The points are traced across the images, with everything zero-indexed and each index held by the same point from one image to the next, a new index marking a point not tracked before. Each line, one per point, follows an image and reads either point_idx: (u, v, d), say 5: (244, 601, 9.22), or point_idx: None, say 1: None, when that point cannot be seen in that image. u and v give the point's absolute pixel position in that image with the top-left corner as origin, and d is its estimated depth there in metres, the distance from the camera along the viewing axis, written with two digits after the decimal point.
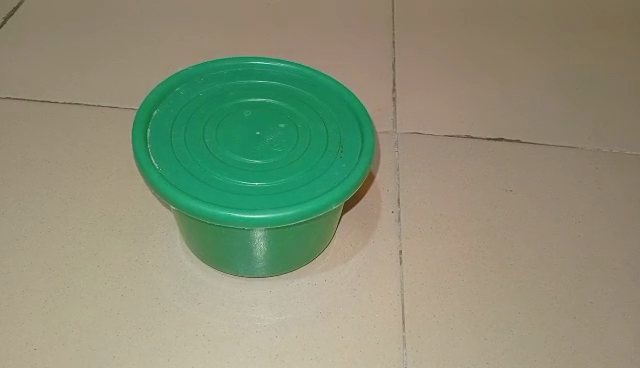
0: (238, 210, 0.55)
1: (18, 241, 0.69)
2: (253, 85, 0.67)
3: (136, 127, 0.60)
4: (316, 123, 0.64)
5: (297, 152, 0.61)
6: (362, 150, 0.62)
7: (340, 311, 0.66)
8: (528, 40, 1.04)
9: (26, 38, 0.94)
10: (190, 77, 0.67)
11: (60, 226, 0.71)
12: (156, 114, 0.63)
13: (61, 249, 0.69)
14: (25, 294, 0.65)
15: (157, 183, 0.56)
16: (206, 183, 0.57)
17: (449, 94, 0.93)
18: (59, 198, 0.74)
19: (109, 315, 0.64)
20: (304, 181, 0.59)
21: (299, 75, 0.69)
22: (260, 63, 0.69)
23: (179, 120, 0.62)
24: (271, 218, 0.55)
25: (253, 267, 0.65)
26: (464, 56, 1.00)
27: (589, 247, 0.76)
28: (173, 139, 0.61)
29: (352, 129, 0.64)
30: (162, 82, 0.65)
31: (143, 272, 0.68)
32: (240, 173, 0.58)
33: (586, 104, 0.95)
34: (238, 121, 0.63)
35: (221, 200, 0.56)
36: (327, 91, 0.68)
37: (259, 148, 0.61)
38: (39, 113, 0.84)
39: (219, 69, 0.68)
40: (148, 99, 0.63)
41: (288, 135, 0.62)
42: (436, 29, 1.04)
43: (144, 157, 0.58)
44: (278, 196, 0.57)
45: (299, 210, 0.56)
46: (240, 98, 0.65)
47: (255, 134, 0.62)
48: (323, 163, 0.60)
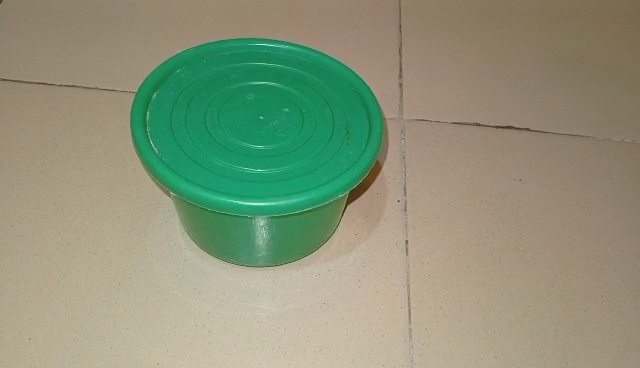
0: (241, 198, 0.53)
1: (14, 226, 0.67)
2: (256, 68, 0.64)
3: (135, 110, 0.58)
4: (322, 108, 0.62)
5: (302, 137, 0.59)
6: (369, 137, 0.59)
7: (345, 302, 0.64)
8: (538, 26, 1.02)
9: (23, 18, 0.92)
10: (192, 58, 0.64)
11: (57, 212, 0.69)
12: (156, 97, 0.61)
13: (57, 235, 0.67)
14: (20, 282, 0.63)
15: (156, 168, 0.54)
16: (207, 169, 0.55)
17: (456, 81, 0.91)
18: (56, 183, 0.72)
19: (107, 305, 0.62)
20: (310, 168, 0.56)
21: (304, 58, 0.67)
22: (263, 45, 0.67)
23: (180, 102, 0.60)
24: (275, 206, 0.53)
25: (255, 256, 0.63)
26: (472, 42, 0.97)
27: (600, 239, 0.74)
28: (174, 123, 0.58)
29: (359, 114, 0.62)
30: (162, 64, 0.63)
31: (142, 260, 0.66)
32: (244, 159, 0.56)
33: (597, 92, 0.92)
34: (240, 105, 0.61)
35: (223, 186, 0.54)
36: (333, 74, 0.65)
37: (263, 132, 0.59)
38: (36, 96, 0.82)
39: (220, 51, 0.66)
40: (147, 82, 0.61)
41: (293, 120, 0.60)
42: (444, 13, 1.02)
43: (143, 141, 0.55)
44: (282, 183, 0.55)
45: (305, 198, 0.54)
46: (243, 80, 0.63)
47: (258, 118, 0.60)
48: (329, 149, 0.58)
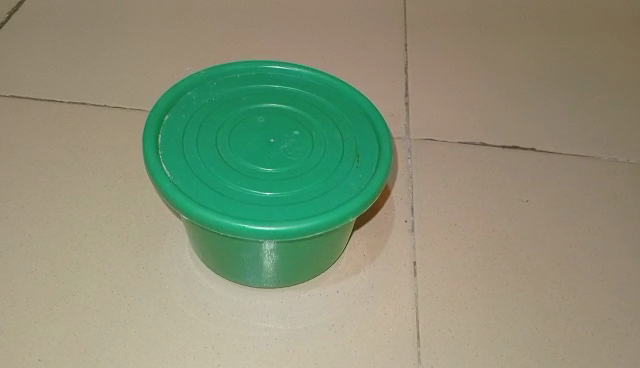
0: (252, 222, 0.53)
1: (22, 245, 0.68)
2: (267, 90, 0.65)
3: (147, 132, 0.59)
4: (331, 131, 0.62)
5: (312, 161, 0.59)
6: (379, 160, 0.60)
7: (353, 324, 0.64)
8: (543, 45, 1.03)
9: (31, 35, 0.93)
10: (203, 81, 0.65)
11: (65, 231, 0.69)
12: (168, 119, 0.61)
13: (66, 255, 0.67)
14: (29, 302, 0.63)
15: (168, 191, 0.54)
16: (219, 192, 0.55)
17: (461, 100, 0.91)
18: (65, 202, 0.72)
19: (116, 326, 0.62)
20: (320, 192, 0.57)
21: (314, 81, 0.67)
22: (274, 68, 0.67)
23: (192, 124, 0.61)
24: (286, 230, 0.53)
25: (264, 278, 0.64)
26: (478, 62, 0.98)
27: (607, 262, 0.74)
28: (185, 145, 0.59)
29: (369, 137, 0.62)
30: (174, 86, 0.64)
31: (151, 280, 0.66)
32: (255, 182, 0.57)
33: (602, 112, 0.93)
34: (251, 127, 0.61)
35: (235, 210, 0.54)
36: (342, 97, 0.66)
37: (273, 155, 0.59)
38: (44, 113, 0.82)
39: (231, 73, 0.66)
40: (160, 104, 0.62)
41: (303, 143, 0.61)
42: (449, 31, 1.02)
43: (155, 164, 0.56)
44: (293, 206, 0.55)
45: (315, 222, 0.54)
46: (254, 103, 0.63)
47: (268, 141, 0.60)
48: (339, 173, 0.59)
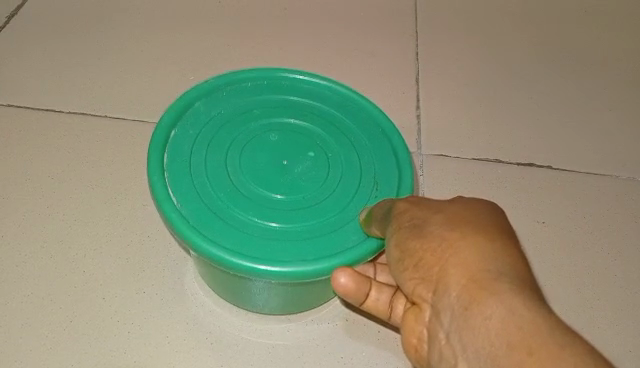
0: (265, 262, 0.51)
1: (19, 266, 0.65)
2: (279, 102, 0.63)
3: (152, 153, 0.56)
4: (349, 153, 0.60)
5: (328, 188, 0.57)
6: (399, 189, 0.58)
7: (364, 357, 0.63)
8: (561, 55, 0.99)
9: (29, 36, 0.89)
10: (212, 90, 0.62)
11: (63, 250, 0.67)
12: (174, 135, 0.59)
13: (64, 276, 0.65)
14: (26, 328, 0.61)
15: (175, 223, 0.52)
16: (229, 226, 0.54)
17: (475, 113, 0.88)
18: (63, 219, 0.69)
19: (115, 356, 0.60)
20: (336, 227, 0.55)
21: (329, 91, 0.64)
22: (287, 76, 0.65)
23: (200, 144, 0.58)
24: (299, 272, 0.52)
25: (269, 308, 0.62)
26: (493, 72, 0.95)
27: (626, 289, 0.72)
28: (193, 168, 0.57)
29: (389, 162, 0.60)
30: (182, 96, 0.61)
31: (151, 306, 0.64)
32: (268, 213, 0.55)
33: (620, 127, 0.90)
34: (264, 147, 0.59)
35: (246, 247, 0.53)
36: (359, 110, 0.63)
37: (287, 180, 0.57)
38: (42, 124, 0.79)
39: (241, 80, 0.64)
40: (166, 117, 0.59)
41: (318, 166, 0.59)
42: (463, 37, 0.99)
43: (161, 192, 0.54)
44: (307, 244, 0.54)
45: (331, 264, 0.52)
46: (266, 118, 0.61)
47: (282, 163, 0.58)
48: (356, 204, 0.57)
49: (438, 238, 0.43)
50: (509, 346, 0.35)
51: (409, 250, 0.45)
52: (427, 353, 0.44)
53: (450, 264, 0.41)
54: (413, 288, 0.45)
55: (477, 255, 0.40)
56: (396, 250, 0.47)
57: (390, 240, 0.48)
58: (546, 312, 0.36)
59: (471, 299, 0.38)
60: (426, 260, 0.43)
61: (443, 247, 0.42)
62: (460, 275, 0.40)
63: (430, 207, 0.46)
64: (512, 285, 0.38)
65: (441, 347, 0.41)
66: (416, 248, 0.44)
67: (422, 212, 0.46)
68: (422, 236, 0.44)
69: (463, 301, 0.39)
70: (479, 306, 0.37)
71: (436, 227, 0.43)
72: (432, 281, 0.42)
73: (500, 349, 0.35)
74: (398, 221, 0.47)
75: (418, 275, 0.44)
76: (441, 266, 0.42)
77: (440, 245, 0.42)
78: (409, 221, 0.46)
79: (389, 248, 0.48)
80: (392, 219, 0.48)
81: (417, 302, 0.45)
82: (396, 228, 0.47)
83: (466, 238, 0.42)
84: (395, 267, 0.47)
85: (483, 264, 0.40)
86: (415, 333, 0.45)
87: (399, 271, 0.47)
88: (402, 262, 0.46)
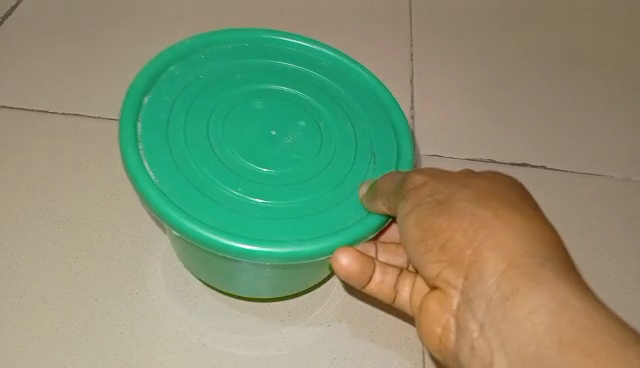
0: (259, 245, 0.65)
1: (70, 263, 0.78)
2: (255, 68, 0.82)
3: (125, 126, 0.71)
4: (343, 122, 0.79)
5: (320, 159, 0.75)
6: (400, 156, 0.77)
7: (344, 354, 0.76)
8: (533, 68, 1.11)
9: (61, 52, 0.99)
10: (189, 53, 0.81)
11: (106, 252, 0.80)
12: (153, 107, 0.75)
13: (108, 275, 0.78)
14: (79, 316, 0.74)
15: (154, 197, 0.66)
16: (215, 202, 0.69)
17: (466, 129, 1.00)
18: (105, 225, 0.82)
19: (152, 343, 0.74)
20: (319, 193, 0.72)
21: (306, 55, 0.85)
22: (270, 43, 0.85)
23: (188, 125, 0.74)
24: (285, 253, 0.66)
25: (260, 290, 0.75)
26: (482, 91, 1.06)
27: (594, 281, 0.86)
28: (175, 149, 0.72)
29: (387, 133, 0.79)
30: (160, 63, 0.79)
31: (179, 303, 0.78)
32: (253, 185, 0.71)
33: (595, 142, 1.03)
34: (250, 112, 0.77)
35: (231, 226, 0.67)
36: (332, 67, 0.85)
37: (277, 151, 0.74)
38: (82, 136, 0.90)
39: (219, 43, 0.83)
40: (140, 86, 0.75)
41: (308, 133, 0.77)
42: (456, 58, 1.09)
43: (137, 167, 0.68)
44: (297, 220, 0.69)
45: (325, 243, 0.67)
46: (246, 83, 0.80)
47: (272, 133, 0.76)
48: (353, 173, 0.75)
49: (467, 218, 0.49)
50: (561, 343, 0.40)
51: (433, 227, 0.51)
52: (454, 341, 0.52)
53: (484, 249, 0.47)
54: (437, 273, 0.52)
55: (511, 239, 0.46)
56: (419, 228, 0.53)
57: (409, 218, 0.54)
58: (591, 305, 0.42)
59: (512, 289, 0.44)
60: (454, 242, 0.49)
61: (476, 229, 0.48)
62: (498, 259, 0.46)
63: (446, 185, 0.53)
64: (555, 274, 0.44)
65: (476, 338, 0.48)
66: (444, 227, 0.50)
67: (444, 188, 0.52)
68: (449, 216, 0.50)
69: (501, 288, 0.45)
70: (524, 299, 0.43)
71: (463, 205, 0.50)
72: (463, 265, 0.49)
73: (547, 341, 0.41)
74: (418, 197, 0.53)
75: (445, 257, 0.50)
76: (473, 249, 0.48)
77: (469, 226, 0.48)
78: (431, 199, 0.53)
79: (408, 223, 0.54)
80: (412, 196, 0.54)
81: (443, 288, 0.52)
82: (417, 205, 0.53)
83: (498, 223, 0.48)
84: (415, 243, 0.54)
85: (513, 249, 0.46)
86: (440, 322, 0.53)
87: (422, 252, 0.53)
88: (426, 240, 0.52)
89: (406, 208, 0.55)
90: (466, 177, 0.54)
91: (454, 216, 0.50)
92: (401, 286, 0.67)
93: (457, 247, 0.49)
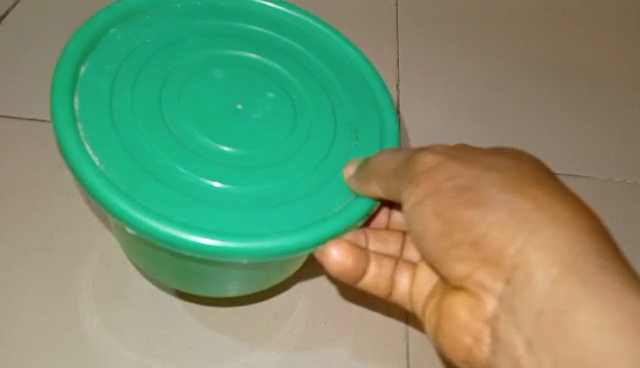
0: (233, 241, 0.54)
1: (42, 271, 0.75)
2: (211, 30, 0.70)
3: (58, 105, 0.59)
4: (318, 93, 0.68)
5: (295, 136, 0.64)
6: (385, 134, 0.67)
7: (331, 350, 0.76)
8: (513, 54, 1.08)
9: (29, 39, 0.92)
10: (131, 14, 0.68)
11: (80, 259, 0.77)
12: (89, 78, 0.62)
13: (83, 283, 0.76)
14: (53, 327, 0.72)
15: (100, 190, 0.55)
16: (174, 192, 0.57)
17: (458, 119, 0.98)
18: (79, 231, 0.79)
19: (133, 351, 0.73)
20: (296, 176, 0.61)
21: (273, 17, 0.73)
22: (224, 0, 0.72)
23: (136, 97, 0.62)
24: (264, 249, 0.55)
25: (231, 289, 0.66)
26: (472, 77, 1.03)
27: None
28: (122, 127, 0.60)
29: (370, 107, 0.69)
30: (95, 26, 0.65)
31: (158, 312, 0.76)
32: (219, 168, 0.60)
33: (588, 130, 1.02)
34: (211, 81, 0.65)
35: (196, 222, 0.56)
36: (302, 30, 0.73)
37: (245, 129, 0.63)
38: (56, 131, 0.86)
39: (166, 0, 0.70)
40: (73, 54, 0.62)
41: (279, 105, 0.65)
42: (445, 40, 1.06)
43: (77, 154, 0.56)
44: (273, 210, 0.59)
45: (310, 236, 0.56)
46: (202, 48, 0.67)
47: (237, 106, 0.64)
48: (334, 154, 0.64)
49: (499, 212, 0.45)
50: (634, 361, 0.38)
51: (460, 220, 0.46)
52: (490, 350, 0.49)
53: (527, 246, 0.44)
54: (466, 272, 0.48)
55: (559, 232, 0.43)
56: (438, 220, 0.48)
57: (423, 207, 0.49)
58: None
59: (566, 295, 0.42)
60: (487, 241, 0.45)
61: (518, 222, 0.44)
62: (547, 258, 0.43)
63: (465, 168, 0.47)
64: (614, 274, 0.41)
65: (519, 351, 0.45)
66: (472, 222, 0.46)
67: (465, 171, 0.47)
68: (477, 209, 0.46)
69: (554, 298, 0.42)
70: (572, 305, 0.41)
71: (492, 196, 0.45)
72: (504, 266, 0.45)
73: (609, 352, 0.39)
74: (435, 182, 0.48)
75: (477, 254, 0.47)
76: (516, 246, 0.44)
77: (502, 222, 0.44)
78: (449, 186, 0.47)
79: (421, 213, 0.49)
80: (424, 182, 0.48)
81: (473, 291, 0.48)
82: (432, 194, 0.48)
83: (540, 209, 0.44)
84: (435, 236, 0.49)
85: (560, 253, 0.42)
86: (471, 332, 0.50)
87: (443, 248, 0.49)
88: (447, 233, 0.48)
89: (418, 194, 0.49)
90: (481, 154, 0.49)
91: (483, 210, 0.45)
92: (399, 277, 0.61)
93: (491, 245, 0.45)
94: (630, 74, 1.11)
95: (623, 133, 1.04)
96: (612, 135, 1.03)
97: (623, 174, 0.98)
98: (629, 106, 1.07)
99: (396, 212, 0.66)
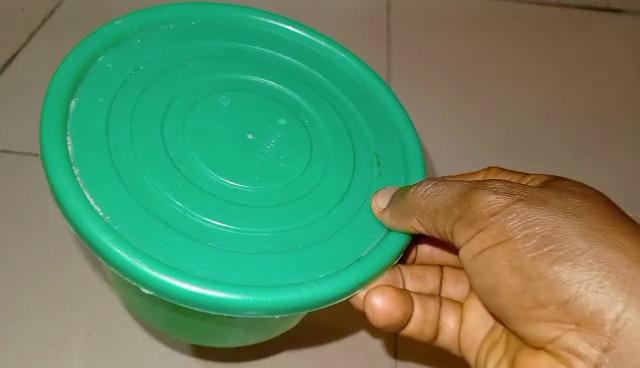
0: (265, 294, 0.49)
1: (37, 323, 0.71)
2: (211, 52, 0.64)
3: (51, 150, 0.52)
4: (333, 117, 0.63)
5: (314, 166, 0.59)
6: (409, 158, 0.63)
7: None
8: (508, 84, 1.09)
9: (36, 89, 0.89)
10: (120, 39, 0.62)
11: (78, 311, 0.73)
12: (81, 113, 0.55)
13: (78, 334, 0.72)
14: None
15: (108, 243, 0.48)
16: (190, 238, 0.51)
17: (452, 151, 0.99)
18: (85, 286, 0.75)
19: None
20: (321, 211, 0.56)
21: (274, 37, 0.69)
22: (222, 20, 0.67)
23: (136, 132, 0.55)
24: (298, 300, 0.50)
25: (247, 336, 0.61)
26: (468, 109, 1.04)
27: None
28: (123, 168, 0.53)
29: (389, 129, 0.65)
30: (83, 54, 0.59)
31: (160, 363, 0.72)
32: (236, 208, 0.54)
33: (585, 158, 1.03)
34: (217, 110, 0.59)
35: (219, 272, 0.50)
36: (307, 50, 0.69)
37: (261, 162, 0.57)
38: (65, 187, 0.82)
39: (159, 22, 0.64)
40: (63, 88, 0.56)
41: (293, 133, 0.60)
42: (440, 76, 1.07)
43: (78, 205, 0.50)
44: (302, 251, 0.53)
45: (345, 281, 0.52)
46: (204, 73, 0.62)
47: (248, 137, 0.58)
48: (358, 182, 0.59)
49: (587, 269, 0.43)
50: None
51: (536, 273, 0.44)
52: None
53: (629, 312, 0.41)
54: (553, 334, 0.46)
55: None
56: (511, 271, 0.46)
57: (493, 254, 0.47)
58: None
59: None
60: (580, 303, 0.43)
61: (618, 284, 0.42)
62: None
63: (537, 212, 0.45)
64: None
65: None
66: (554, 278, 0.44)
67: (534, 214, 0.45)
68: (559, 263, 0.43)
69: None
70: None
71: (573, 248, 0.43)
72: (602, 331, 0.43)
73: None
74: (501, 227, 0.46)
75: (561, 312, 0.44)
76: (617, 312, 0.42)
77: (592, 281, 0.42)
78: (521, 233, 0.45)
79: (492, 261, 0.47)
80: (491, 227, 0.46)
81: (560, 355, 0.46)
82: (503, 241, 0.46)
83: (634, 268, 0.42)
84: (506, 287, 0.47)
85: None
86: None
87: (521, 307, 0.47)
88: (525, 291, 0.46)
89: (485, 241, 0.47)
90: (548, 194, 0.47)
91: (566, 265, 0.43)
92: (444, 319, 0.61)
93: (584, 310, 0.43)
94: (615, 88, 1.13)
95: (613, 148, 1.05)
96: (603, 151, 1.04)
97: (620, 198, 0.98)
98: (622, 127, 1.08)
99: (423, 246, 0.68)
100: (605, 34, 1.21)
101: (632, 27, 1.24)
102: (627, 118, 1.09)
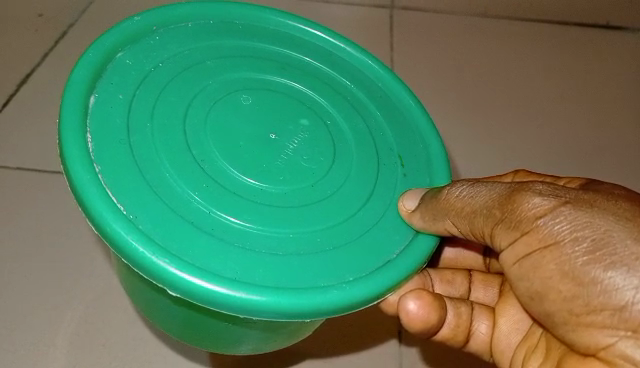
0: (297, 296, 0.48)
1: (52, 335, 0.72)
2: (229, 51, 0.62)
3: (72, 147, 0.50)
4: (354, 117, 0.62)
5: (338, 166, 0.57)
6: (432, 161, 0.62)
7: None
8: (508, 101, 1.12)
9: (46, 112, 0.91)
10: (138, 36, 0.60)
11: (93, 322, 0.75)
12: (100, 108, 0.53)
13: (94, 345, 0.73)
14: None
15: (134, 243, 0.47)
16: (217, 238, 0.49)
17: (455, 165, 1.01)
18: (99, 298, 0.77)
19: None
20: (347, 213, 0.55)
21: (292, 37, 0.67)
22: (239, 20, 0.66)
23: (159, 129, 0.54)
24: (330, 302, 0.49)
25: (264, 341, 0.60)
26: (470, 126, 1.07)
27: None
28: (147, 166, 0.51)
29: (411, 131, 0.64)
30: (100, 50, 0.57)
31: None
32: (261, 209, 0.52)
33: (588, 169, 1.05)
34: (239, 109, 0.58)
35: (248, 274, 0.48)
36: (324, 50, 0.68)
37: (285, 161, 0.56)
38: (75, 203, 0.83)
39: (176, 19, 0.63)
40: (81, 84, 0.54)
41: (316, 133, 0.59)
42: (443, 95, 1.10)
43: (101, 202, 0.48)
44: (328, 252, 0.52)
45: (376, 284, 0.51)
46: (225, 71, 0.60)
47: (271, 136, 0.57)
48: (382, 183, 0.58)
49: None
50: None
51: (587, 277, 0.44)
52: None
53: None
54: (607, 341, 0.45)
55: None
56: (560, 275, 0.46)
57: (540, 259, 0.47)
58: None
59: None
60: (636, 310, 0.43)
61: None
62: None
63: (585, 215, 0.45)
64: None
65: None
66: (608, 283, 0.43)
67: (583, 216, 0.45)
68: (613, 268, 0.43)
69: None
70: None
71: (627, 253, 0.43)
72: None
73: None
74: (549, 232, 0.46)
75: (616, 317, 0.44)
76: None
77: None
78: (569, 236, 0.45)
79: (537, 264, 0.47)
80: (537, 230, 0.46)
81: (613, 362, 0.45)
82: (551, 244, 0.46)
83: None
84: (553, 292, 0.47)
85: None
86: None
87: (571, 313, 0.46)
88: (575, 296, 0.45)
89: (530, 243, 0.47)
90: (594, 197, 0.46)
91: (620, 270, 0.43)
92: (477, 323, 0.64)
93: None
94: (617, 108, 1.16)
95: (618, 163, 1.07)
96: (606, 163, 1.06)
97: None
98: (621, 140, 1.11)
99: (448, 249, 0.71)
100: (603, 55, 1.25)
101: (631, 52, 1.27)
102: (625, 132, 1.12)
